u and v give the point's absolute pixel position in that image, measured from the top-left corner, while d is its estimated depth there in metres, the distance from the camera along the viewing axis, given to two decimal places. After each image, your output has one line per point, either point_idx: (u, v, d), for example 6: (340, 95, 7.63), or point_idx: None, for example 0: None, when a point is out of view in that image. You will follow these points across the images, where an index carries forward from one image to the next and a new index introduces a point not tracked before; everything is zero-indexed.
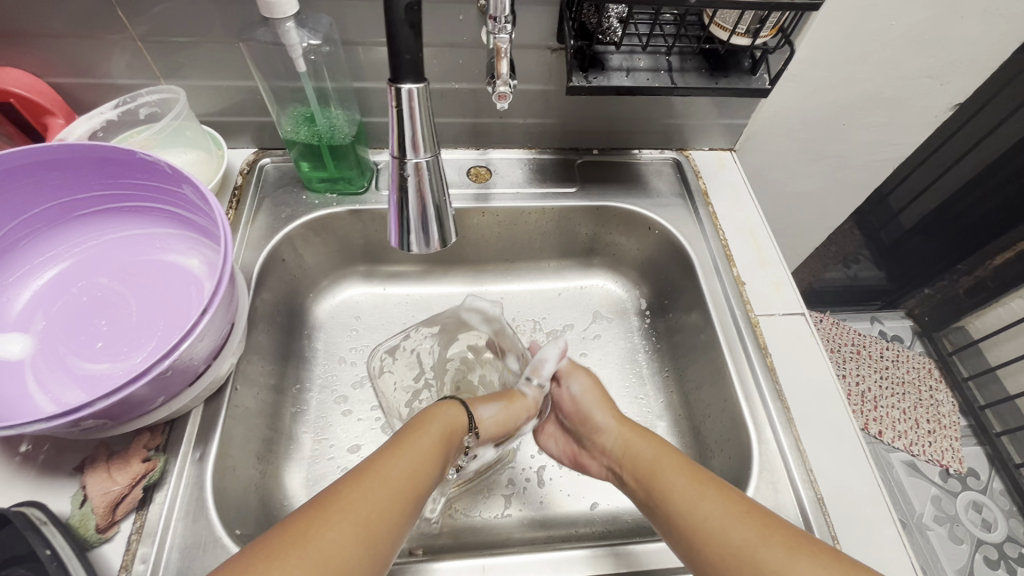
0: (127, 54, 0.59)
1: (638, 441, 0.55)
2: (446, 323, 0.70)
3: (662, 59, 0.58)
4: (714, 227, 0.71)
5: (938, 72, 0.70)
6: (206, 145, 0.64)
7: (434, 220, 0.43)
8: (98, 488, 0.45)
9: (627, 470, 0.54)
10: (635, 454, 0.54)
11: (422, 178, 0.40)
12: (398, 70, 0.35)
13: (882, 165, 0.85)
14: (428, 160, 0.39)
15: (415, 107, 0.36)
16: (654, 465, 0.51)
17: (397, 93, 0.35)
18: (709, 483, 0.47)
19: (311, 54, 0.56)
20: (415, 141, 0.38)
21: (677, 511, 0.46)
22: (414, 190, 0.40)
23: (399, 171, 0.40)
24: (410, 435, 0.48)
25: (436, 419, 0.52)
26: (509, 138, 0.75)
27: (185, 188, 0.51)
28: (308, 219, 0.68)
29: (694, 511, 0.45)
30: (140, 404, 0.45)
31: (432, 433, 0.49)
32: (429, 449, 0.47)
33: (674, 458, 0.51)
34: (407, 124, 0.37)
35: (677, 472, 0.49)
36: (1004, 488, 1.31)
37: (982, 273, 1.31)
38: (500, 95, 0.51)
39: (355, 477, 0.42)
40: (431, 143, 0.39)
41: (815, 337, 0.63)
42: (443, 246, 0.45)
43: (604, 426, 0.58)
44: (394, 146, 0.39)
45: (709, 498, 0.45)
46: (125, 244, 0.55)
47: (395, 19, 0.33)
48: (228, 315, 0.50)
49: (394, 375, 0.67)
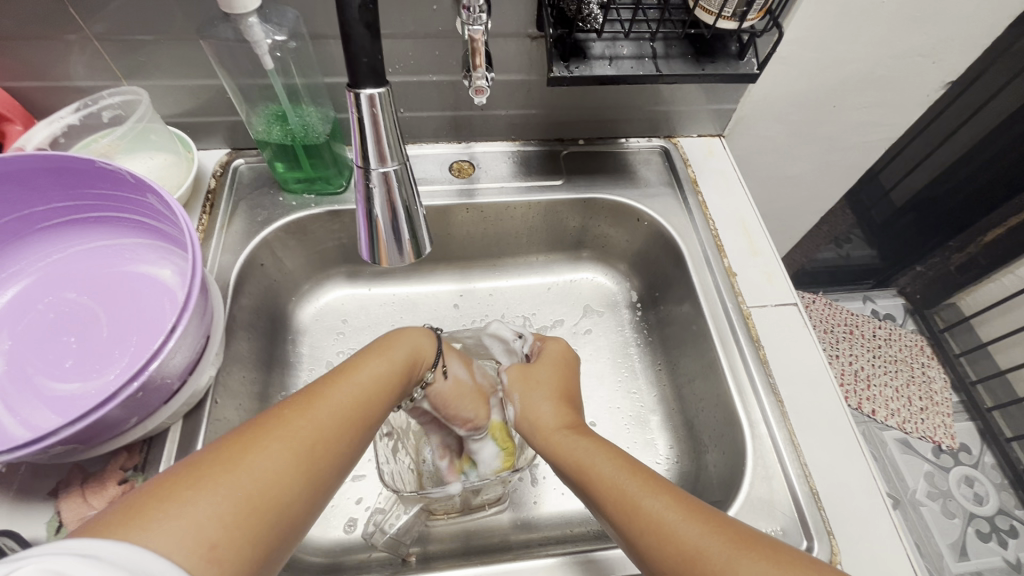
0: (86, 55, 0.56)
1: (569, 439, 0.47)
2: (467, 343, 0.63)
3: (646, 46, 0.56)
4: (704, 217, 0.69)
5: (930, 50, 0.68)
6: (173, 147, 0.61)
7: (406, 229, 0.40)
8: (74, 514, 0.44)
9: (562, 471, 0.47)
10: (568, 453, 0.46)
11: (389, 187, 0.38)
12: (355, 74, 0.32)
13: (873, 146, 0.84)
14: (396, 169, 0.37)
15: (378, 114, 0.34)
16: (591, 466, 0.44)
17: (356, 99, 0.33)
18: (648, 482, 0.41)
19: (277, 51, 0.53)
20: (381, 150, 0.36)
21: (618, 518, 0.40)
22: (383, 200, 0.38)
23: (365, 181, 0.37)
24: (361, 358, 0.44)
25: (400, 345, 0.47)
26: (492, 130, 0.73)
27: (149, 197, 0.49)
28: (286, 221, 0.65)
29: (636, 518, 0.39)
30: (113, 426, 0.43)
31: (393, 359, 0.45)
32: (382, 380, 0.43)
33: (610, 455, 0.44)
34: (370, 132, 0.35)
35: (614, 473, 0.42)
36: (995, 462, 1.32)
37: (973, 250, 1.33)
38: (477, 89, 0.48)
39: (302, 400, 0.39)
40: (397, 150, 0.37)
41: (807, 328, 0.62)
42: (417, 257, 0.43)
43: (543, 416, 0.51)
44: (359, 156, 0.37)
45: (647, 501, 0.39)
46: (93, 257, 0.53)
47: (349, 20, 0.30)
48: (202, 328, 0.48)
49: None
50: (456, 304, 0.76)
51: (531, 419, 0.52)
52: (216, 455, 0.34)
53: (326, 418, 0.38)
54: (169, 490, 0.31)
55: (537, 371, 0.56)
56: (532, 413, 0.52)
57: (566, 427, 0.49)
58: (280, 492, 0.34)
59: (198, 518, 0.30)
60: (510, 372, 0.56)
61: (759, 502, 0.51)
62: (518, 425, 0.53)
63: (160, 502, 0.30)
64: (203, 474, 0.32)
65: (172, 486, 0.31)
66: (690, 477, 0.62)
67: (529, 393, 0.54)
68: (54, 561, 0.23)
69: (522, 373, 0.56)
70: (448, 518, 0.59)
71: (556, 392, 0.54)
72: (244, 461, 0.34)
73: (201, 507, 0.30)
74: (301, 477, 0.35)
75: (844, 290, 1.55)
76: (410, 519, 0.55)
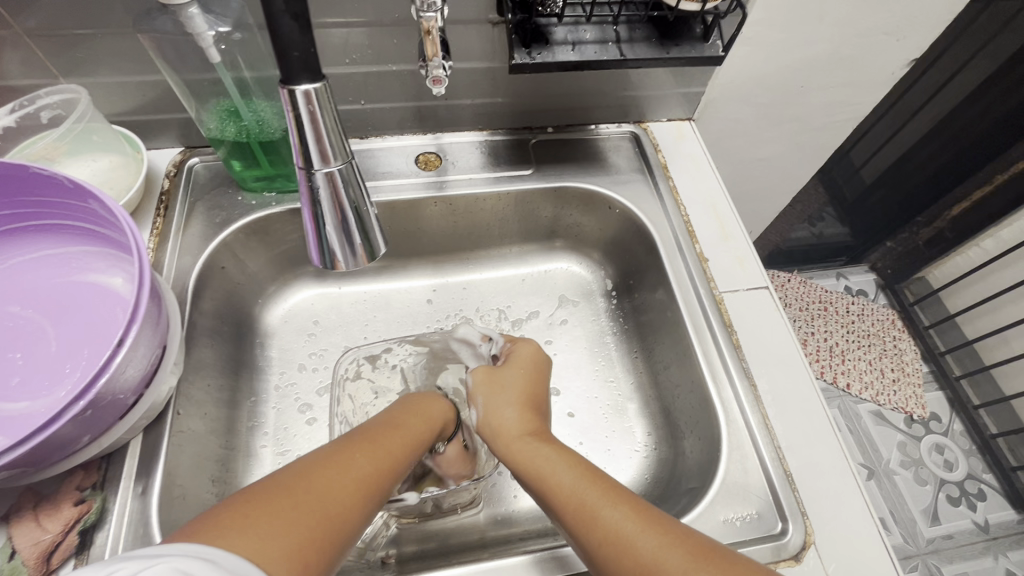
0: (19, 52, 0.53)
1: (531, 448, 0.47)
2: (434, 346, 0.64)
3: (609, 30, 0.54)
4: (675, 203, 0.69)
5: (894, 27, 0.68)
6: (120, 147, 0.58)
7: (357, 231, 0.39)
8: (27, 539, 0.42)
9: (524, 481, 0.46)
10: (529, 462, 0.46)
11: (335, 188, 0.36)
12: (288, 70, 0.31)
13: (842, 125, 0.84)
14: (342, 169, 0.36)
15: (318, 115, 0.32)
16: (552, 477, 0.44)
17: (291, 96, 0.31)
18: (608, 491, 0.41)
19: (222, 43, 0.50)
20: (322, 150, 0.34)
21: (578, 528, 0.40)
22: (330, 203, 0.36)
23: (308, 184, 0.36)
24: (407, 415, 0.49)
25: (435, 411, 0.52)
26: (459, 120, 0.71)
27: (91, 203, 0.46)
28: (246, 221, 0.63)
29: (595, 528, 0.39)
30: (63, 446, 0.41)
31: (429, 422, 0.50)
32: (419, 436, 0.48)
33: (572, 464, 0.44)
34: (309, 131, 0.33)
35: (574, 482, 0.42)
36: (964, 429, 1.37)
37: (941, 224, 1.35)
38: (435, 78, 0.46)
39: (353, 444, 0.41)
40: (341, 149, 0.35)
41: (779, 311, 0.62)
42: (373, 258, 0.41)
43: (507, 422, 0.50)
44: (300, 156, 0.35)
45: (607, 510, 0.39)
46: (38, 267, 0.50)
47: (275, 9, 0.28)
48: (157, 338, 0.46)
49: (370, 383, 0.63)
50: (430, 300, 0.75)
51: (494, 425, 0.51)
52: (287, 481, 0.35)
53: (379, 463, 0.41)
54: (237, 518, 0.32)
55: (505, 374, 0.55)
56: (495, 417, 0.52)
57: (527, 434, 0.49)
58: (344, 519, 0.36)
59: (278, 541, 0.31)
60: (476, 375, 0.55)
61: (734, 487, 0.51)
62: (484, 432, 0.52)
63: (241, 529, 0.31)
64: (279, 504, 0.33)
65: (248, 509, 0.32)
66: (668, 464, 0.62)
67: (494, 397, 0.53)
68: (184, 563, 0.26)
69: (488, 376, 0.55)
70: (420, 520, 0.58)
71: (521, 396, 0.53)
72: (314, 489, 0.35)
73: (276, 529, 0.32)
74: (359, 504, 0.37)
75: (818, 268, 1.58)
76: (378, 524, 0.56)
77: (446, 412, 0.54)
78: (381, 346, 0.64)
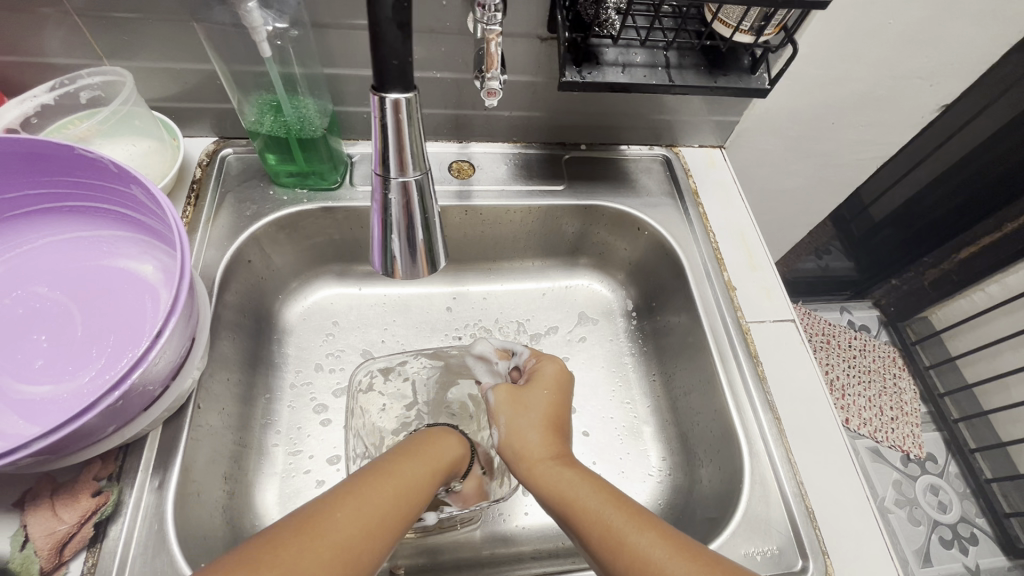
0: (63, 30, 0.53)
1: (555, 471, 0.46)
2: (451, 362, 0.64)
3: (660, 55, 0.54)
4: (705, 229, 0.69)
5: (929, 73, 0.69)
6: (158, 134, 0.57)
7: (423, 239, 0.38)
8: (42, 528, 0.41)
9: (547, 503, 0.45)
10: (552, 485, 0.45)
11: (409, 197, 0.36)
12: (382, 78, 0.30)
13: (866, 164, 0.85)
14: (417, 178, 0.35)
15: (404, 122, 0.32)
16: (576, 499, 0.43)
17: (380, 102, 0.31)
18: (635, 517, 0.40)
19: (277, 39, 0.50)
20: (402, 158, 0.34)
21: (605, 554, 0.39)
22: (400, 211, 0.36)
23: (382, 190, 0.35)
24: (405, 458, 0.45)
25: (438, 451, 0.48)
26: (493, 131, 0.71)
27: (133, 188, 0.45)
28: (277, 216, 0.62)
29: (622, 554, 0.38)
30: (88, 435, 0.40)
31: (434, 464, 0.47)
32: (422, 477, 0.44)
33: (597, 489, 0.43)
34: (392, 138, 0.32)
35: (600, 507, 0.41)
36: (960, 472, 1.37)
37: (947, 266, 1.35)
38: (489, 91, 0.47)
39: (344, 499, 0.39)
40: (419, 159, 0.35)
41: (804, 344, 0.62)
42: (433, 269, 0.41)
43: (530, 444, 0.49)
44: (378, 162, 0.35)
45: (634, 537, 0.38)
46: (67, 249, 0.49)
47: (381, 18, 0.28)
48: (188, 331, 0.45)
49: (381, 395, 0.63)
50: (449, 307, 0.74)
51: (516, 447, 0.50)
52: (270, 543, 0.35)
53: (370, 517, 0.38)
54: None
55: (528, 393, 0.53)
56: (517, 439, 0.50)
57: (551, 458, 0.48)
58: None
59: None
60: (498, 394, 0.53)
61: (756, 521, 0.51)
62: (504, 455, 0.51)
63: None
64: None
65: None
66: (683, 490, 0.61)
67: (515, 418, 0.51)
68: None
69: (510, 397, 0.52)
70: (420, 534, 0.57)
71: (545, 418, 0.51)
72: (287, 561, 0.34)
73: None
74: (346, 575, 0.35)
75: (822, 301, 1.59)
76: None
77: (456, 450, 0.51)
78: (397, 358, 0.63)
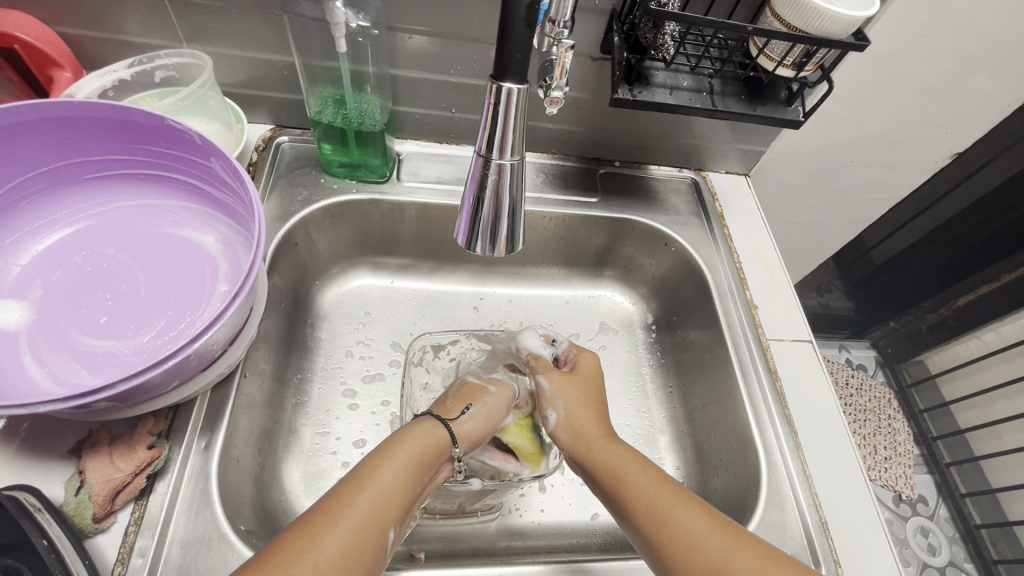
0: (149, 13, 0.56)
1: (606, 446, 0.49)
2: (498, 349, 0.65)
3: (705, 81, 0.58)
4: (729, 250, 0.72)
5: (945, 121, 0.73)
6: (226, 118, 0.60)
7: (506, 221, 0.41)
8: (99, 474, 0.42)
9: (596, 479, 0.48)
10: (603, 459, 0.48)
11: (504, 178, 0.39)
12: (503, 68, 0.35)
13: (879, 203, 0.89)
14: (513, 163, 0.38)
15: (513, 107, 0.35)
16: (625, 473, 0.45)
17: (497, 89, 0.35)
18: (678, 494, 0.42)
19: (358, 35, 0.54)
20: (505, 142, 0.37)
21: (648, 526, 0.41)
22: (491, 191, 0.39)
23: (481, 169, 0.39)
24: (373, 464, 0.42)
25: (404, 451, 0.44)
26: (533, 142, 0.75)
27: (213, 161, 0.48)
28: (326, 203, 0.65)
29: (665, 527, 0.40)
30: (153, 388, 0.42)
31: (408, 463, 0.44)
32: (393, 486, 0.41)
33: (645, 467, 0.46)
34: (501, 123, 0.36)
35: (647, 483, 0.44)
36: (949, 516, 1.40)
37: (945, 312, 1.39)
38: (552, 100, 0.46)
39: (309, 530, 0.36)
40: (519, 145, 0.38)
41: (821, 364, 0.65)
42: (510, 251, 0.43)
43: (584, 422, 0.53)
44: (482, 144, 0.38)
45: (676, 512, 0.41)
46: (135, 215, 0.51)
47: (512, 17, 0.32)
48: (249, 299, 0.47)
49: (427, 371, 0.65)
50: (476, 306, 0.76)
51: (572, 425, 0.53)
52: None
53: (341, 544, 0.36)
54: None
55: (579, 379, 0.57)
56: (572, 417, 0.54)
57: (604, 436, 0.51)
58: None
59: None
60: (551, 378, 0.57)
61: (772, 528, 0.53)
62: (560, 437, 0.53)
63: None
64: None
65: None
66: None
67: (570, 401, 0.55)
68: None
69: (565, 387, 0.56)
70: (441, 518, 0.58)
71: (592, 400, 0.55)
72: None
73: None
74: None
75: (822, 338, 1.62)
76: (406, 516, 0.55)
77: (426, 447, 0.46)
78: (450, 337, 0.65)
